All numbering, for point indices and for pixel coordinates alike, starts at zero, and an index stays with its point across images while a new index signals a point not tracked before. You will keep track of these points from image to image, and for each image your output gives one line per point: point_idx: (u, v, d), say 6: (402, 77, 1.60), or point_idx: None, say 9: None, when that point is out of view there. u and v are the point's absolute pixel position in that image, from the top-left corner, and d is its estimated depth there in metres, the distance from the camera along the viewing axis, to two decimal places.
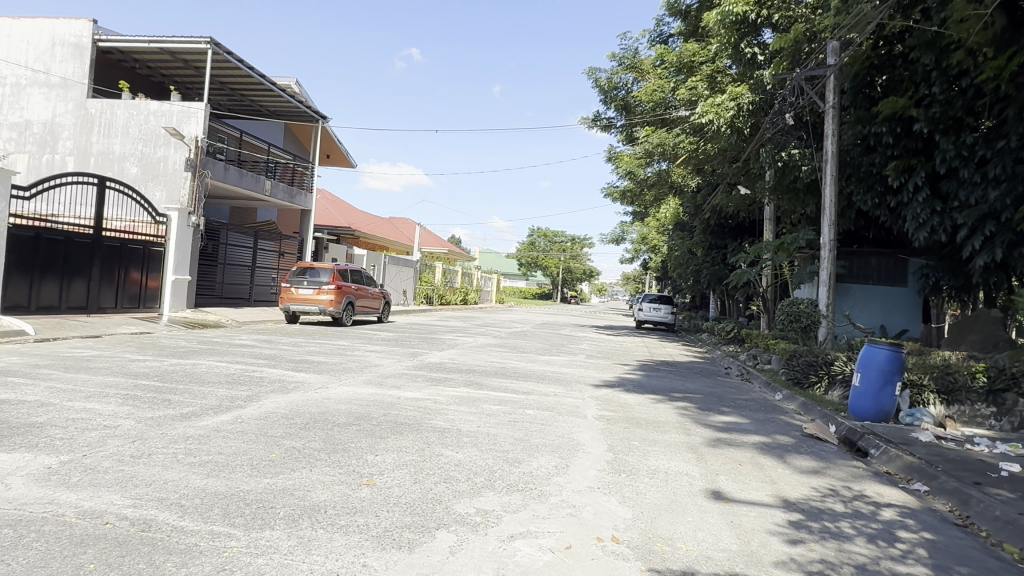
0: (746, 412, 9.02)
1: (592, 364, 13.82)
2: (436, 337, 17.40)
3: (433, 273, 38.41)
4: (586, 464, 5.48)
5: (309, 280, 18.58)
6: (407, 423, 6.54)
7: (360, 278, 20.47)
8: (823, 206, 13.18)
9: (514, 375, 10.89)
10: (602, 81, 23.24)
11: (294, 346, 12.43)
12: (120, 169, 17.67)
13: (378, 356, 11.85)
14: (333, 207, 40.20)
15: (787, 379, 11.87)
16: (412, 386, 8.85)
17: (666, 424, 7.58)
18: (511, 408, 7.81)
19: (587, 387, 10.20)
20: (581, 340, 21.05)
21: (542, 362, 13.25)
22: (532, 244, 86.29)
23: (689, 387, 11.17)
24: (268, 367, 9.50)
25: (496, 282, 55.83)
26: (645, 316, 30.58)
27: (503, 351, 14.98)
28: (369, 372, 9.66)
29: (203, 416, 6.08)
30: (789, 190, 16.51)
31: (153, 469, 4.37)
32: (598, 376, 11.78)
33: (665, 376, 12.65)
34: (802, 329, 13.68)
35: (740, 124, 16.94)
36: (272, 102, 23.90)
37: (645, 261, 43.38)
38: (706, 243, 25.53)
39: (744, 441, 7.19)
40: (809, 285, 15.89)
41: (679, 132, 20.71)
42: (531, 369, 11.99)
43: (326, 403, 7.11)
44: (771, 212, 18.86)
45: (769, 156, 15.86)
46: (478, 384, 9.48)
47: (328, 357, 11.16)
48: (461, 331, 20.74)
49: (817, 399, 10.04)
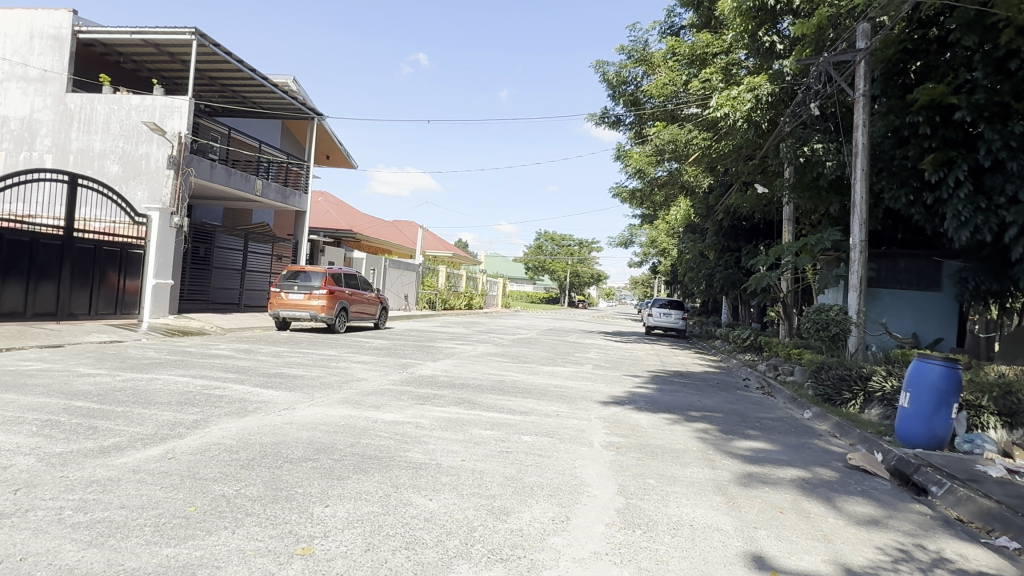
0: (775, 437, 7.89)
1: (599, 376, 12.69)
2: (433, 345, 16.33)
3: (436, 277, 37.38)
4: (591, 517, 4.38)
5: (300, 284, 17.56)
6: (376, 456, 5.46)
7: (355, 283, 19.45)
8: (852, 204, 12.05)
9: (512, 390, 9.80)
10: (610, 75, 22.10)
11: (273, 357, 11.37)
12: (100, 168, 16.71)
13: (364, 368, 10.79)
14: (334, 209, 39.27)
15: (814, 395, 10.72)
16: (395, 405, 7.77)
17: (686, 454, 6.47)
18: (504, 433, 6.71)
19: (594, 405, 9.10)
20: (588, 347, 19.94)
21: (544, 375, 12.15)
22: (539, 248, 85.24)
23: (707, 404, 10.04)
24: (234, 383, 8.43)
25: (501, 287, 54.77)
26: (655, 321, 29.42)
27: (503, 362, 13.88)
28: (349, 389, 8.59)
29: (127, 450, 5.01)
30: (811, 188, 15.35)
31: (16, 537, 3.32)
32: (606, 391, 10.66)
33: (679, 389, 11.51)
34: (830, 338, 12.24)
35: (758, 117, 15.83)
36: (266, 99, 22.96)
37: (654, 265, 42.21)
38: (718, 245, 24.44)
39: (779, 476, 6.08)
40: (834, 290, 14.69)
41: (692, 127, 19.59)
42: (533, 383, 10.89)
43: (286, 431, 6.05)
44: (790, 211, 17.71)
45: (790, 151, 14.67)
46: (471, 403, 8.39)
47: (307, 370, 10.09)
48: (461, 338, 19.67)
49: (853, 418, 8.93)
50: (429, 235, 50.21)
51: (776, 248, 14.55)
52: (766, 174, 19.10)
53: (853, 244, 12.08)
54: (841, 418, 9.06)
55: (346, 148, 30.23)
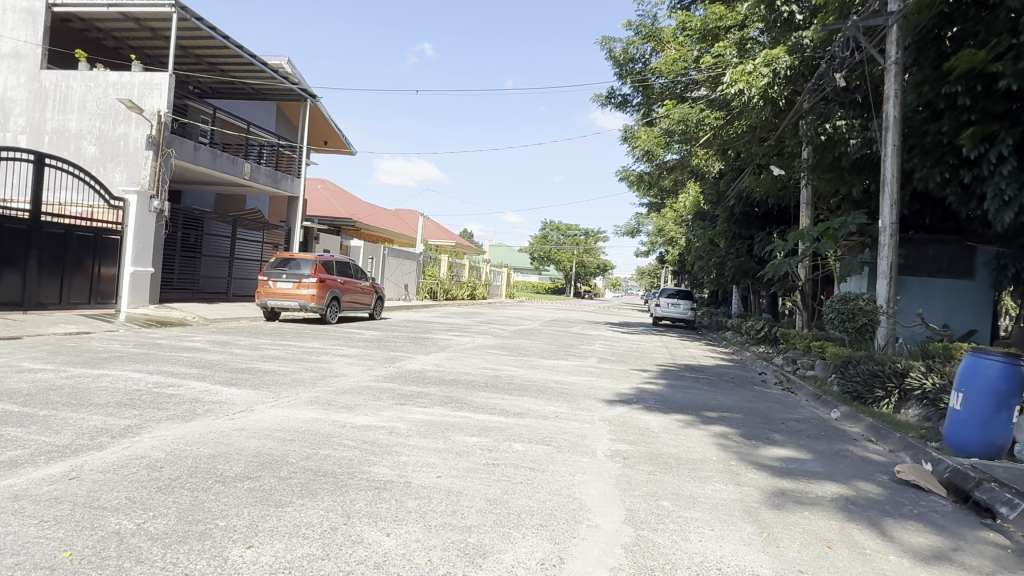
0: (804, 442, 6.92)
1: (604, 371, 11.72)
2: (429, 337, 15.39)
3: (438, 267, 36.48)
4: (591, 559, 3.43)
5: (288, 272, 16.67)
6: (333, 473, 4.52)
7: (348, 271, 18.52)
8: (881, 183, 11.03)
9: (507, 388, 8.86)
10: (617, 52, 20.94)
11: (249, 351, 10.44)
12: (77, 149, 15.78)
13: (347, 362, 9.87)
14: (333, 197, 38.38)
15: (841, 392, 9.78)
16: (372, 406, 6.84)
17: (705, 467, 5.51)
18: (493, 441, 5.77)
19: (598, 405, 8.14)
20: (594, 339, 19.01)
21: (545, 369, 11.19)
22: (545, 238, 84.26)
23: (724, 403, 9.08)
24: (193, 380, 7.50)
25: (506, 277, 53.79)
26: (663, 312, 28.41)
27: (501, 354, 12.92)
28: (322, 387, 7.65)
29: (23, 467, 4.09)
30: (832, 170, 14.32)
31: None
32: (612, 388, 9.71)
33: (692, 386, 10.54)
34: (857, 330, 11.18)
35: (774, 94, 14.80)
36: (256, 80, 21.96)
37: (662, 255, 41.15)
38: (729, 233, 23.45)
39: (817, 494, 5.10)
40: (858, 278, 13.67)
41: (703, 107, 18.47)
42: (531, 378, 9.95)
43: (233, 440, 5.11)
44: (808, 195, 16.66)
45: (809, 129, 13.59)
46: (459, 402, 7.45)
47: (281, 365, 9.14)
48: (459, 329, 18.69)
49: (890, 421, 7.99)
50: (432, 224, 49.26)
51: (795, 232, 13.53)
52: (782, 157, 18.06)
53: (882, 227, 11.06)
54: (875, 419, 8.13)
55: (343, 133, 29.26)
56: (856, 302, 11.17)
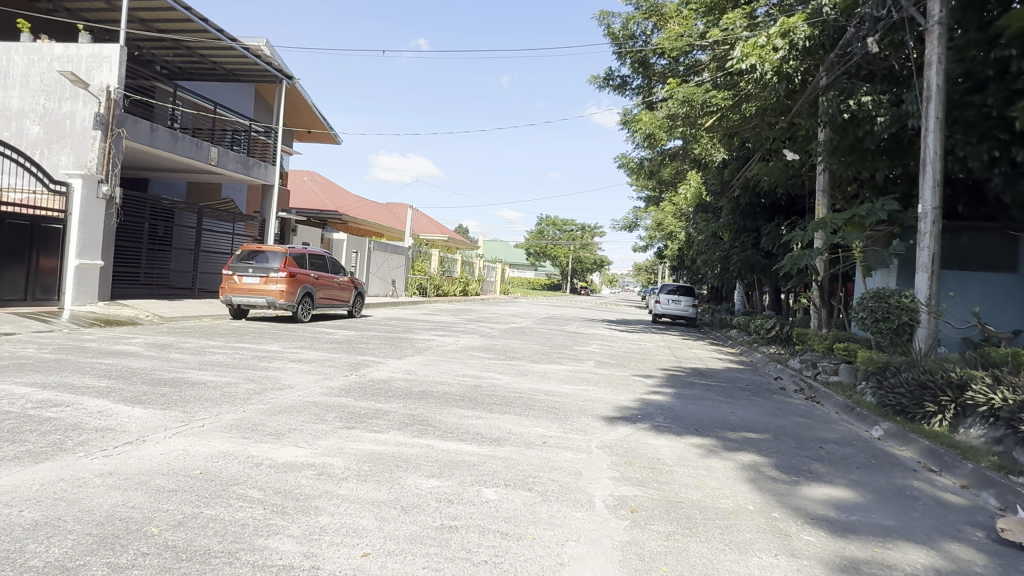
0: (855, 476, 5.47)
1: (602, 377, 10.27)
2: (408, 337, 13.90)
3: (428, 262, 34.98)
4: None
5: (255, 266, 15.20)
6: (206, 556, 3.04)
7: (323, 265, 17.03)
8: (920, 163, 9.60)
9: (488, 402, 7.39)
10: (615, 30, 19.36)
11: (188, 356, 8.92)
12: (19, 128, 14.20)
13: (302, 371, 8.40)
14: (320, 189, 36.90)
15: (879, 405, 8.39)
16: (307, 432, 5.36)
17: (741, 524, 4.04)
18: (457, 486, 4.31)
19: (595, 424, 6.68)
20: (590, 338, 17.57)
21: (535, 376, 9.70)
22: (541, 233, 82.82)
23: (745, 419, 7.64)
24: (92, 396, 6.01)
25: (500, 273, 52.41)
26: (662, 309, 27.01)
27: (486, 358, 11.42)
28: (253, 405, 6.16)
29: None
30: (854, 152, 12.97)
31: None
32: (611, 399, 8.25)
33: (703, 396, 9.10)
34: (892, 331, 9.51)
35: (790, 69, 13.40)
36: (228, 60, 20.38)
37: (660, 249, 39.65)
38: (734, 225, 22.07)
39: (902, 568, 3.64)
40: (885, 273, 12.25)
41: (710, 87, 17.00)
42: (518, 389, 8.48)
43: (84, 494, 3.62)
44: (824, 181, 15.21)
45: (830, 105, 12.16)
46: (423, 424, 5.97)
47: (218, 375, 7.64)
48: (445, 328, 17.19)
49: (950, 444, 6.60)
50: (424, 218, 47.70)
51: (814, 222, 12.03)
52: (796, 140, 16.61)
53: (922, 213, 9.61)
54: (931, 441, 6.72)
55: (327, 120, 27.71)
56: (892, 299, 9.61)
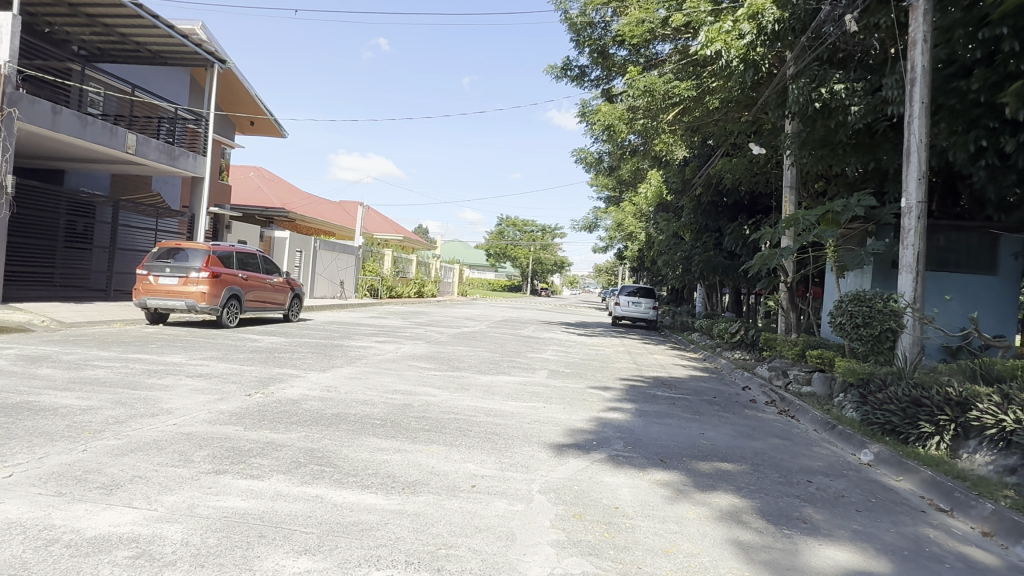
0: (860, 525, 4.39)
1: (555, 391, 9.08)
2: (342, 345, 12.51)
3: (380, 262, 33.43)
4: None
5: (174, 265, 13.65)
6: None
7: (253, 264, 15.52)
8: (904, 153, 8.70)
9: (414, 427, 6.14)
10: (572, 17, 18.23)
11: (57, 372, 7.41)
12: None
13: (195, 389, 7.01)
14: (267, 185, 35.12)
15: (863, 424, 7.43)
16: (156, 482, 4.03)
17: None
18: (335, 570, 3.06)
19: (540, 457, 5.48)
20: (546, 343, 16.44)
21: (478, 391, 8.47)
22: (500, 233, 81.63)
23: (716, 443, 6.55)
24: None
25: (457, 274, 51.07)
26: (622, 311, 26.11)
27: (426, 369, 10.14)
28: (101, 442, 4.78)
29: None
30: (825, 145, 12.18)
31: None
32: (564, 420, 7.08)
33: (667, 413, 8.01)
34: (874, 338, 8.58)
35: (758, 56, 12.55)
36: (153, 41, 18.60)
37: (620, 251, 38.83)
38: (695, 224, 21.27)
39: None
40: (859, 274, 11.42)
41: (672, 76, 16.06)
42: (455, 408, 7.24)
43: None
44: (791, 177, 14.40)
45: (800, 93, 11.36)
46: (320, 466, 4.68)
47: (81, 397, 6.20)
48: (389, 333, 15.81)
49: (957, 474, 5.61)
50: (378, 216, 45.99)
51: (785, 219, 11.12)
52: (763, 134, 15.78)
53: (905, 208, 8.70)
54: (934, 471, 5.72)
55: (268, 110, 25.99)
56: (873, 303, 8.68)
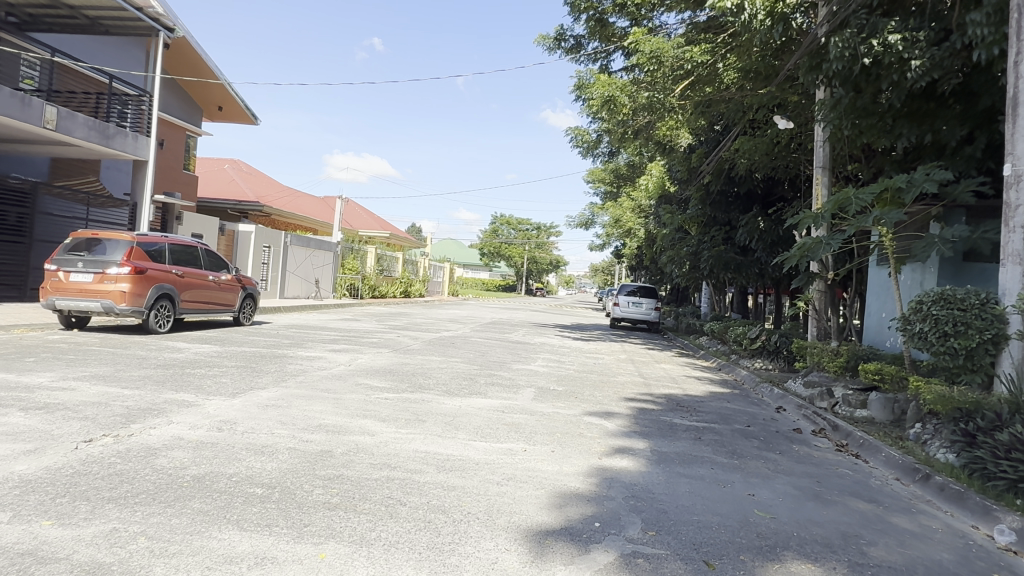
0: None
1: (541, 421, 6.84)
2: (284, 355, 10.25)
3: (361, 260, 31.18)
4: None
5: (90, 260, 11.38)
6: None
7: (192, 260, 13.24)
8: (1009, 104, 6.46)
9: (313, 504, 3.87)
10: None
11: None
12: None
13: (6, 434, 4.73)
14: (243, 177, 32.88)
15: (976, 476, 5.25)
16: None
17: None
18: None
19: (497, 566, 3.25)
20: (537, 350, 14.23)
21: (435, 426, 6.21)
22: (494, 232, 79.43)
23: (779, 517, 4.34)
24: None
25: (448, 274, 48.95)
26: (622, 312, 23.93)
27: (376, 389, 7.87)
28: None
29: None
30: (871, 113, 9.97)
31: None
32: (551, 477, 4.84)
33: (694, 458, 5.76)
34: (966, 353, 6.41)
35: (787, 9, 10.47)
36: (88, 5, 16.24)
37: (618, 249, 36.71)
38: (702, 217, 19.15)
39: None
40: (918, 268, 9.25)
41: (682, 41, 13.90)
42: (393, 459, 4.98)
43: None
44: (823, 156, 12.21)
45: (844, 46, 9.19)
46: None
47: None
48: (352, 339, 13.54)
49: None
50: (363, 212, 43.77)
51: (831, 199, 8.90)
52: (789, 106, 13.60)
53: (1009, 178, 6.47)
54: None
55: (235, 92, 23.66)
56: (968, 305, 6.49)
